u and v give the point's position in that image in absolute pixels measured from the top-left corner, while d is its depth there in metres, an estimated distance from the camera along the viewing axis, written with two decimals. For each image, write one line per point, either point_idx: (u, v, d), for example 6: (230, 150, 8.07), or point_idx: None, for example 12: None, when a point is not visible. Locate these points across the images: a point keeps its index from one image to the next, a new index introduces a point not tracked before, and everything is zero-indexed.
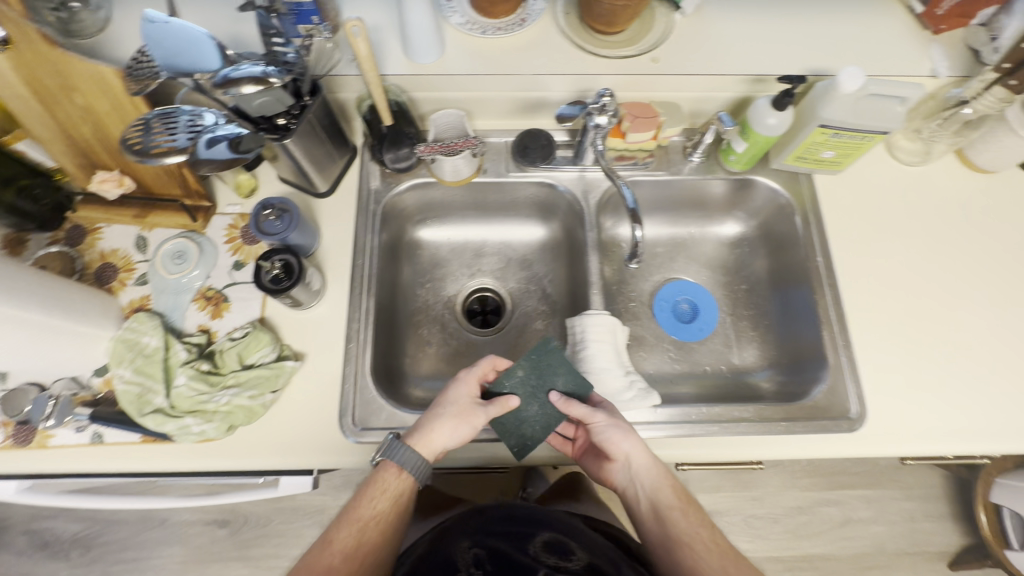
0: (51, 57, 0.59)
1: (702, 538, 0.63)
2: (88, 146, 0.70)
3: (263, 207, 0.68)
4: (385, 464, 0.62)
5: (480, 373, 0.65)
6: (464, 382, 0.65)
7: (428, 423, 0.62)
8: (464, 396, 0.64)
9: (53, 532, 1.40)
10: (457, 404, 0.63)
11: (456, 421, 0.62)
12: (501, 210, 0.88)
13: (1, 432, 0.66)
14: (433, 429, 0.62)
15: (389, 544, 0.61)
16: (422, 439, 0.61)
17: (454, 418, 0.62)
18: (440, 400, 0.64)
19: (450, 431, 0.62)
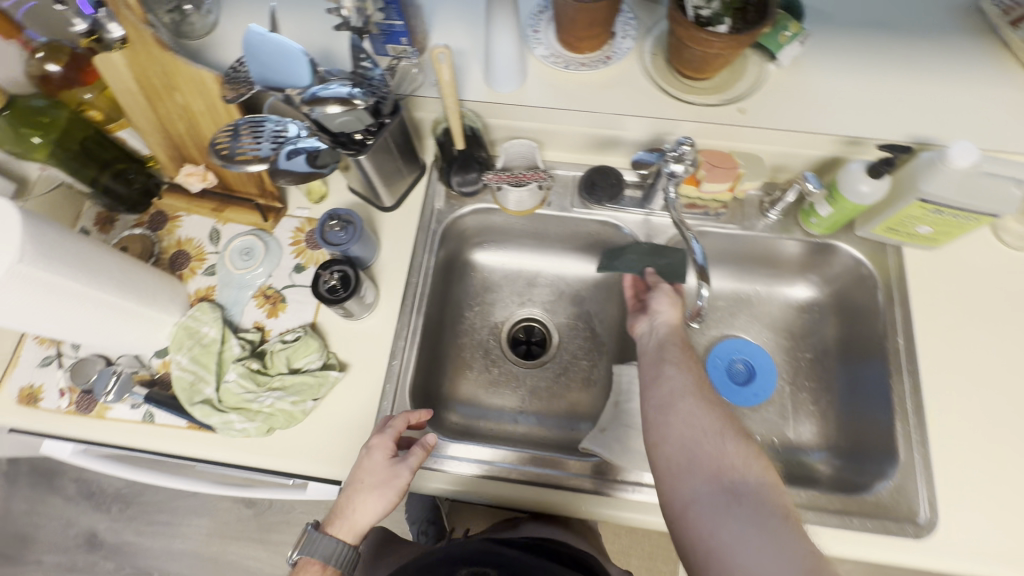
0: (160, 58, 0.63)
1: (693, 385, 0.57)
2: (181, 141, 0.74)
3: (330, 218, 0.70)
4: (304, 563, 0.57)
5: (392, 430, 0.61)
6: (376, 445, 0.61)
7: (348, 505, 0.58)
8: (380, 462, 0.60)
9: (99, 484, 1.49)
10: (374, 473, 0.59)
11: (380, 491, 0.59)
12: (560, 242, 0.86)
13: (68, 397, 0.71)
14: (356, 509, 0.58)
15: None
16: (346, 521, 0.58)
17: (374, 490, 0.58)
18: (356, 472, 0.59)
19: (376, 503, 0.59)
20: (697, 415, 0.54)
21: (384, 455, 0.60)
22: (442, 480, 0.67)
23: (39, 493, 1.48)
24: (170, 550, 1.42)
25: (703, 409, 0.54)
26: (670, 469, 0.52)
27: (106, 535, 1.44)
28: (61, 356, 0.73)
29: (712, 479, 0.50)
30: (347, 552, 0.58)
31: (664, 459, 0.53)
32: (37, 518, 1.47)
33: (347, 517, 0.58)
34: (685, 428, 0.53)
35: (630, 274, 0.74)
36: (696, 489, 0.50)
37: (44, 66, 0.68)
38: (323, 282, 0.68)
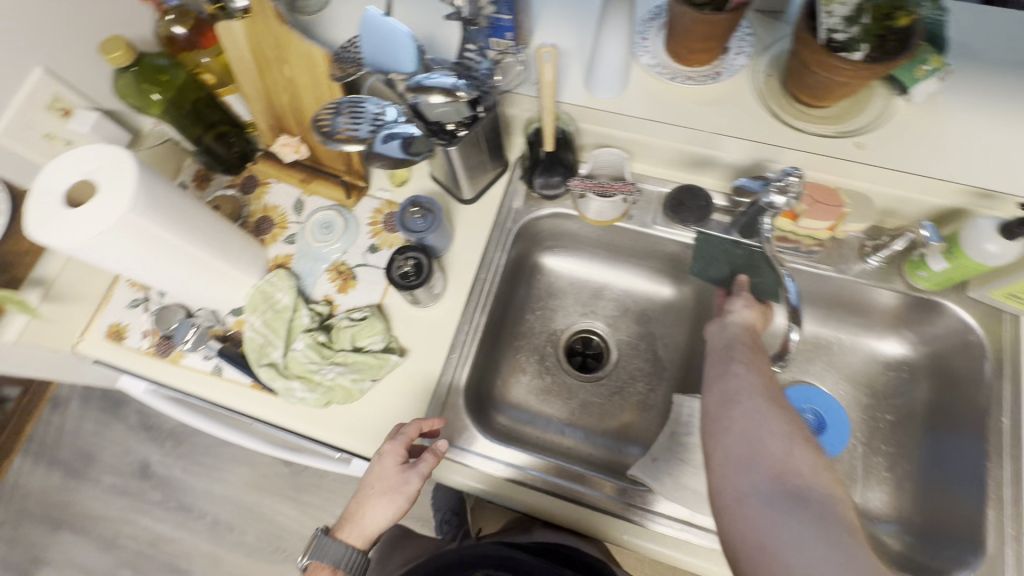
0: (276, 30, 0.65)
1: (762, 381, 0.52)
2: (281, 112, 0.76)
3: (411, 205, 0.70)
4: (315, 566, 0.59)
5: (402, 437, 0.60)
6: (385, 453, 0.60)
7: (360, 509, 0.60)
8: (390, 468, 0.60)
9: (158, 419, 1.59)
10: (383, 480, 0.59)
11: (390, 497, 0.59)
12: (633, 258, 0.84)
13: (149, 339, 0.76)
14: (366, 514, 0.59)
15: None
16: (357, 524, 0.60)
17: (383, 498, 0.59)
18: (367, 477, 0.60)
19: (386, 508, 0.60)
20: (765, 412, 0.49)
21: (393, 464, 0.60)
22: (471, 477, 0.67)
23: (105, 418, 1.61)
24: (211, 492, 1.51)
25: (772, 406, 0.50)
26: (725, 459, 0.48)
27: (157, 467, 1.55)
28: (148, 299, 0.78)
29: (773, 476, 0.45)
30: (356, 555, 0.60)
31: (721, 452, 0.49)
32: (102, 440, 1.59)
33: (357, 521, 0.60)
34: (747, 421, 0.49)
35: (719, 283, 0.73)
36: (751, 484, 0.46)
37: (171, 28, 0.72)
38: (397, 266, 0.68)
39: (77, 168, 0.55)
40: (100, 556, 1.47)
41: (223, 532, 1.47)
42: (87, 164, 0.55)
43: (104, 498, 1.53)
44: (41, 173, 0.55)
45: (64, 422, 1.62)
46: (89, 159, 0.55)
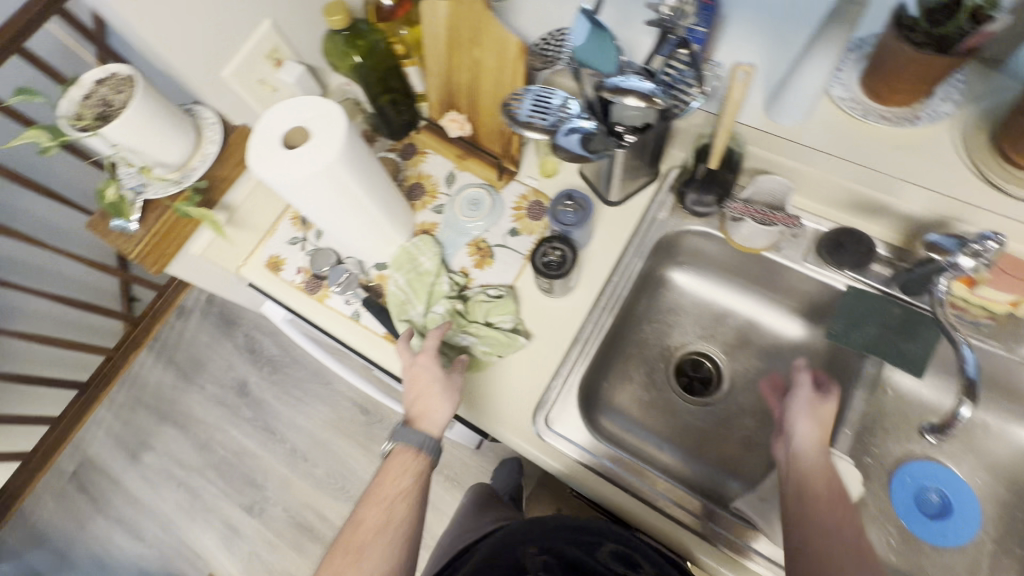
0: (476, 13, 0.68)
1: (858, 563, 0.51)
2: (456, 89, 0.80)
3: (566, 198, 0.72)
4: (400, 452, 0.64)
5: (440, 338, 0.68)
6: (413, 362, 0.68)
7: (424, 409, 0.65)
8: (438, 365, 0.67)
9: (261, 345, 1.75)
10: (435, 376, 0.66)
11: (444, 388, 0.66)
12: (768, 291, 0.81)
13: (302, 276, 0.84)
14: (430, 407, 0.65)
15: (417, 505, 0.62)
16: (425, 418, 0.65)
17: (440, 387, 0.66)
18: (418, 379, 0.66)
19: (448, 398, 0.66)
20: None
21: (432, 363, 0.67)
22: (554, 456, 0.70)
23: (218, 334, 1.79)
24: (293, 422, 1.64)
25: None
26: None
27: (253, 388, 1.70)
28: (305, 240, 0.86)
29: None
30: (431, 438, 0.64)
31: None
32: (211, 353, 1.77)
33: (423, 419, 0.65)
34: None
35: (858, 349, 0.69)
36: None
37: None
38: (545, 255, 0.70)
39: (295, 115, 0.61)
40: (194, 454, 1.65)
41: (298, 460, 1.59)
42: (304, 113, 0.61)
43: (205, 404, 1.71)
44: (265, 115, 0.62)
45: (185, 330, 1.82)
46: (306, 109, 0.61)
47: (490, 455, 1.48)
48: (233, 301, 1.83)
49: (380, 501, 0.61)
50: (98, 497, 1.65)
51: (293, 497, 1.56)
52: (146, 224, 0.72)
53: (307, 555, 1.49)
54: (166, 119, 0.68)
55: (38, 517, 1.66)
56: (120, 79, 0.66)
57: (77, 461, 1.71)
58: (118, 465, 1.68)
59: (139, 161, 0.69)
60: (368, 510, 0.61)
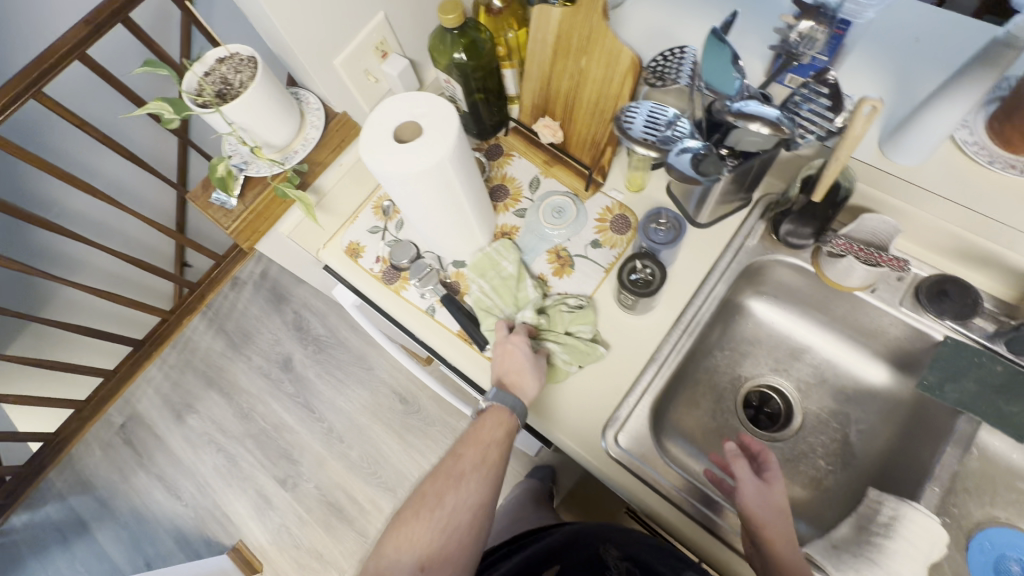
0: (592, 23, 0.68)
1: None
2: (553, 96, 0.80)
3: (658, 216, 0.71)
4: (492, 409, 0.67)
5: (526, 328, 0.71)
6: (504, 343, 0.70)
7: (519, 383, 0.68)
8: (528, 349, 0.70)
9: (308, 324, 1.79)
10: (525, 361, 0.69)
11: (535, 371, 0.69)
12: (854, 331, 0.78)
13: (380, 265, 0.85)
14: (521, 383, 0.68)
15: (502, 452, 0.66)
16: (521, 389, 0.67)
17: (531, 370, 0.68)
18: (509, 357, 0.69)
19: (541, 377, 0.69)
20: None
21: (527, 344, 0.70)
22: (624, 481, 0.69)
23: (268, 308, 1.84)
24: (333, 403, 1.67)
25: None
26: None
27: (297, 365, 1.74)
28: (385, 230, 0.87)
29: None
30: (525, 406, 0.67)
31: None
32: (260, 326, 1.82)
33: (516, 389, 0.67)
34: None
35: (953, 406, 0.65)
36: None
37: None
38: (635, 276, 0.70)
39: (408, 108, 0.62)
40: (236, 422, 1.70)
41: (334, 440, 1.62)
42: (416, 107, 0.62)
43: (250, 374, 1.76)
44: (379, 107, 0.63)
45: (237, 300, 1.87)
46: (419, 104, 0.62)
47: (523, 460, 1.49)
48: (286, 277, 1.87)
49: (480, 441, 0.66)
50: (142, 452, 1.72)
51: (326, 475, 1.59)
52: (243, 202, 0.74)
53: (335, 534, 1.52)
54: (278, 102, 0.70)
55: (85, 463, 1.74)
56: (240, 59, 0.68)
57: (125, 415, 1.78)
58: (164, 423, 1.75)
59: (250, 140, 0.71)
60: (469, 446, 0.66)
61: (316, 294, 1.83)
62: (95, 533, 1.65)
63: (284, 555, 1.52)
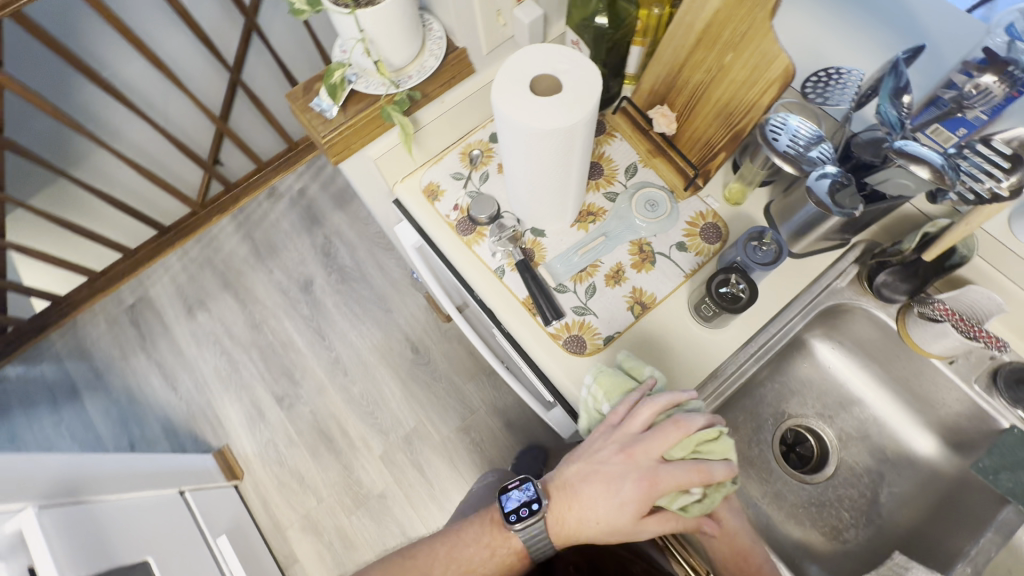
0: (754, 20, 0.64)
1: None
2: (678, 85, 0.76)
3: (759, 233, 0.69)
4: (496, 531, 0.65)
5: (640, 493, 0.58)
6: (636, 481, 0.58)
7: (575, 523, 0.62)
8: (626, 515, 0.59)
9: (335, 251, 1.76)
10: (610, 521, 0.60)
11: (607, 531, 0.61)
12: (912, 397, 0.77)
13: (457, 213, 0.82)
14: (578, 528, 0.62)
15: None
16: (566, 531, 0.62)
17: (602, 528, 0.60)
18: (601, 506, 0.60)
19: (599, 535, 0.61)
20: None
21: (631, 512, 0.58)
22: None
23: (299, 225, 1.81)
24: (344, 335, 1.66)
25: None
26: None
27: (316, 289, 1.73)
28: (468, 179, 0.84)
29: None
30: (549, 546, 0.63)
31: None
32: (287, 241, 1.80)
33: (586, 527, 0.61)
34: None
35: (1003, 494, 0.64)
36: None
37: None
38: (727, 288, 0.68)
39: (550, 62, 0.59)
40: (245, 330, 1.69)
41: (338, 372, 1.62)
42: (559, 63, 0.59)
43: (268, 286, 1.74)
44: (519, 54, 0.60)
45: (270, 211, 1.84)
46: (564, 60, 0.59)
47: (520, 436, 1.51)
48: (323, 200, 1.83)
49: (462, 555, 0.64)
50: (146, 336, 1.71)
51: (323, 404, 1.59)
52: (346, 113, 0.72)
53: (321, 462, 1.53)
54: (412, 21, 0.67)
55: (87, 333, 1.73)
56: None
57: (136, 296, 1.77)
58: (173, 314, 1.73)
59: (374, 53, 0.69)
60: (451, 549, 0.65)
61: (350, 224, 1.79)
62: (85, 402, 1.65)
63: (266, 469, 1.53)
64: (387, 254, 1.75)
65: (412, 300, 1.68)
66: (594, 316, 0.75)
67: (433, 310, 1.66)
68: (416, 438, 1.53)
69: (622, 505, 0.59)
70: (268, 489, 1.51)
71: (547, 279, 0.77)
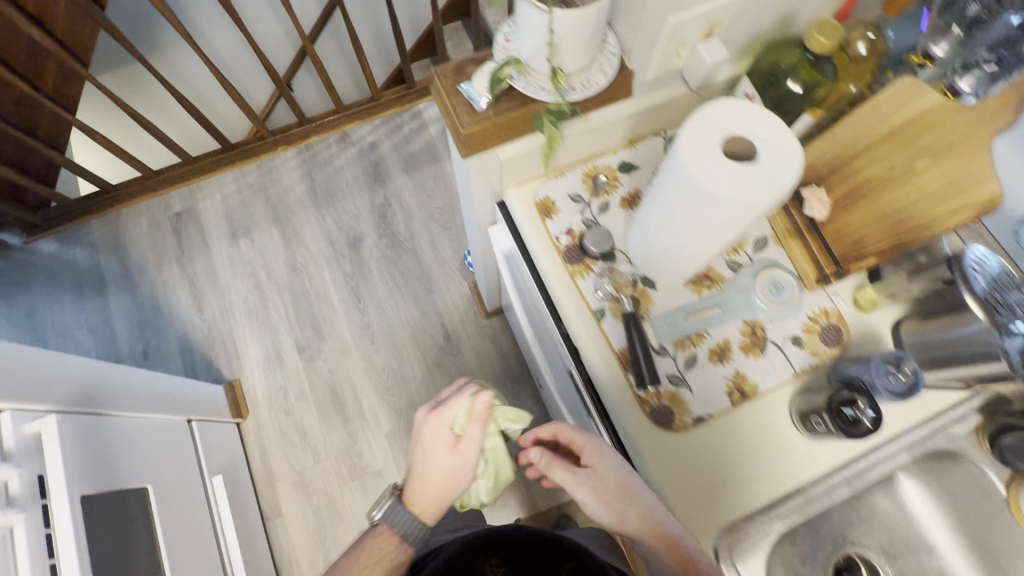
0: (968, 137, 0.58)
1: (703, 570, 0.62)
2: (844, 171, 0.70)
3: (893, 359, 0.65)
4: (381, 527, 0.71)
5: (440, 437, 0.67)
6: (432, 423, 0.69)
7: (426, 491, 0.70)
8: (445, 458, 0.68)
9: (391, 215, 1.71)
10: (442, 472, 0.68)
11: (447, 478, 0.69)
12: (993, 565, 0.71)
13: (567, 238, 0.77)
14: (430, 491, 0.69)
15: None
16: (422, 502, 0.70)
17: (441, 479, 0.69)
18: (428, 467, 0.69)
19: (445, 485, 0.69)
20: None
21: (445, 451, 0.68)
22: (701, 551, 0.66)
23: (362, 178, 1.74)
24: (381, 303, 1.62)
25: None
26: None
27: (363, 248, 1.67)
28: (586, 205, 0.78)
29: None
30: (420, 523, 0.70)
31: None
32: (347, 191, 1.73)
33: (434, 490, 0.69)
34: None
35: None
36: None
37: (857, 41, 0.67)
38: (848, 409, 0.64)
39: (747, 124, 0.53)
40: (283, 270, 1.65)
41: (365, 338, 1.58)
42: (756, 127, 0.53)
43: (316, 232, 1.70)
44: (715, 105, 0.54)
45: (337, 156, 1.78)
46: (762, 124, 0.53)
47: None
48: (393, 160, 1.77)
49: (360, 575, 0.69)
50: (185, 249, 1.67)
51: (342, 367, 1.55)
52: (496, 109, 0.66)
53: (326, 423, 1.50)
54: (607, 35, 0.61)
55: (125, 231, 1.69)
56: None
57: (184, 206, 1.72)
58: (216, 234, 1.69)
59: (555, 62, 0.63)
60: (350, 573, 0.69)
61: (413, 191, 1.73)
62: (110, 297, 1.62)
63: (272, 416, 1.50)
64: (443, 232, 1.69)
65: (457, 286, 1.63)
66: (689, 390, 0.70)
67: (475, 303, 1.61)
68: None
69: (438, 453, 0.68)
70: (268, 436, 1.48)
71: (649, 336, 0.72)
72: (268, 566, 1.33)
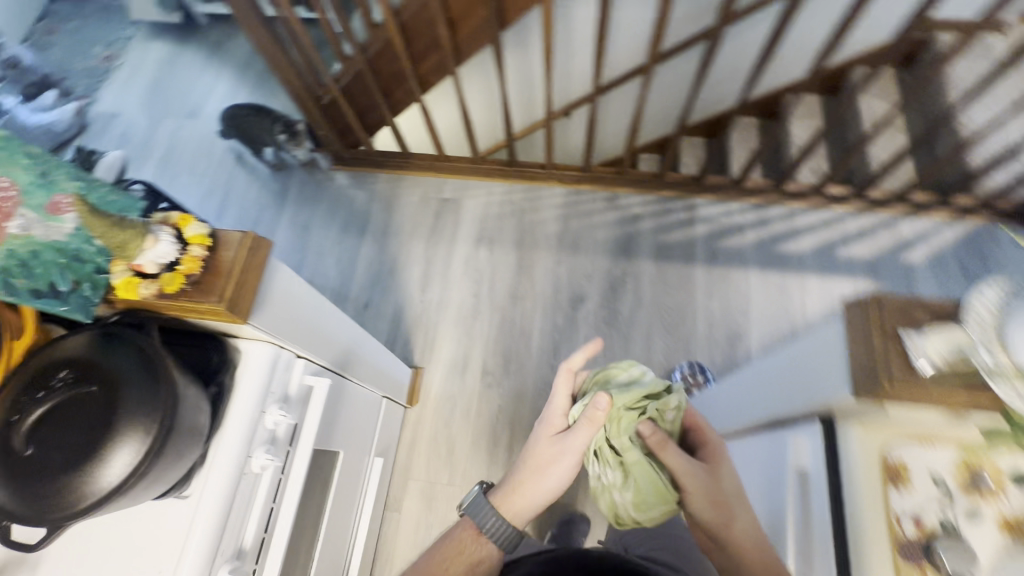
0: None
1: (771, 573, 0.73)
2: None
3: None
4: (467, 521, 0.88)
5: (551, 416, 0.92)
6: (549, 414, 0.93)
7: (528, 478, 0.88)
8: (546, 444, 0.88)
9: (622, 294, 1.67)
10: (542, 455, 0.88)
11: (546, 466, 0.87)
12: None
13: (910, 527, 0.62)
14: (532, 481, 0.87)
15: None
16: (511, 497, 0.87)
17: (545, 468, 0.87)
18: (534, 449, 0.89)
19: (545, 479, 0.87)
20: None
21: (550, 431, 0.90)
22: None
23: (611, 245, 1.72)
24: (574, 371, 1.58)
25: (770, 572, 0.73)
26: None
27: (582, 310, 1.66)
28: (951, 497, 0.62)
29: None
30: (510, 531, 0.84)
31: None
32: (592, 251, 1.73)
33: (527, 485, 0.87)
34: None
35: None
36: None
37: None
38: None
39: None
40: (505, 293, 1.70)
41: (544, 396, 1.56)
42: None
43: (547, 273, 1.73)
44: None
45: (599, 213, 1.78)
46: None
47: None
48: (648, 241, 1.72)
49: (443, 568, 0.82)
50: (436, 232, 1.80)
51: (512, 409, 1.55)
52: (933, 379, 0.55)
53: (475, 450, 1.51)
54: None
55: (400, 193, 1.87)
56: None
57: (452, 195, 1.86)
58: (466, 232, 1.80)
59: None
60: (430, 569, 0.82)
61: (653, 281, 1.67)
62: (363, 243, 1.81)
63: (435, 418, 1.56)
64: (664, 335, 1.60)
65: None
66: None
67: None
68: (558, 514, 1.44)
69: (545, 432, 0.91)
70: (423, 435, 1.54)
71: None
72: (371, 554, 1.38)
